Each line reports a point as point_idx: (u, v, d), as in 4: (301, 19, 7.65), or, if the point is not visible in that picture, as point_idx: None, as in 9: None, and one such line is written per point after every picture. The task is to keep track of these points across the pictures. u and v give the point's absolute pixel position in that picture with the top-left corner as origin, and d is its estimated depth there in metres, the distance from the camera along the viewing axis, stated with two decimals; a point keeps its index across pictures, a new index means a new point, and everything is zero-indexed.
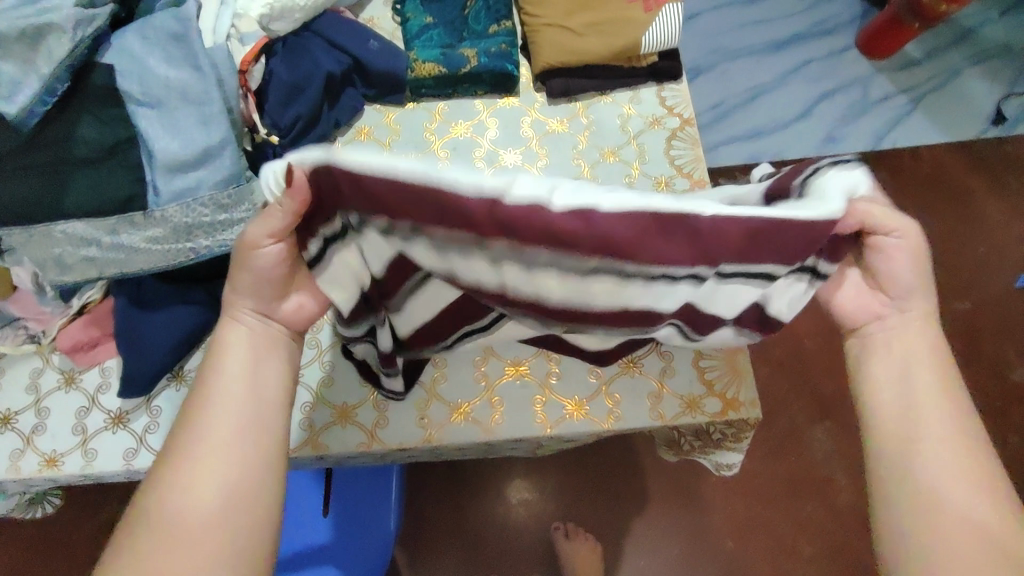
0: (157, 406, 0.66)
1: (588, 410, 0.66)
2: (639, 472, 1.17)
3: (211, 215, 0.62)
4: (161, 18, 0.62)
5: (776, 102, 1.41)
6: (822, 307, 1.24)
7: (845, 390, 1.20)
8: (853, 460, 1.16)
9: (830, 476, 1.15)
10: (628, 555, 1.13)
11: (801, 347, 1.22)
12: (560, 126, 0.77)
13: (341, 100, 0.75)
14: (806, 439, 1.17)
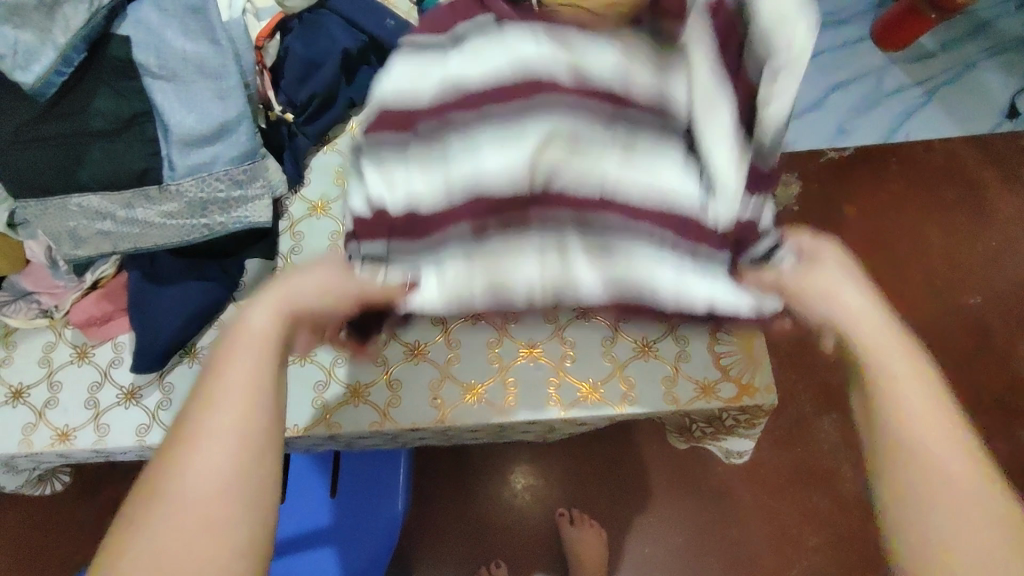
0: (170, 382, 0.66)
1: (602, 393, 0.65)
2: (646, 463, 1.17)
3: (226, 190, 0.63)
4: None
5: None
6: None
7: None
8: (857, 451, 1.16)
9: (836, 468, 1.15)
10: (632, 545, 1.14)
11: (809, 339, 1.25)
12: None
13: (357, 78, 0.75)
14: (811, 431, 1.17)
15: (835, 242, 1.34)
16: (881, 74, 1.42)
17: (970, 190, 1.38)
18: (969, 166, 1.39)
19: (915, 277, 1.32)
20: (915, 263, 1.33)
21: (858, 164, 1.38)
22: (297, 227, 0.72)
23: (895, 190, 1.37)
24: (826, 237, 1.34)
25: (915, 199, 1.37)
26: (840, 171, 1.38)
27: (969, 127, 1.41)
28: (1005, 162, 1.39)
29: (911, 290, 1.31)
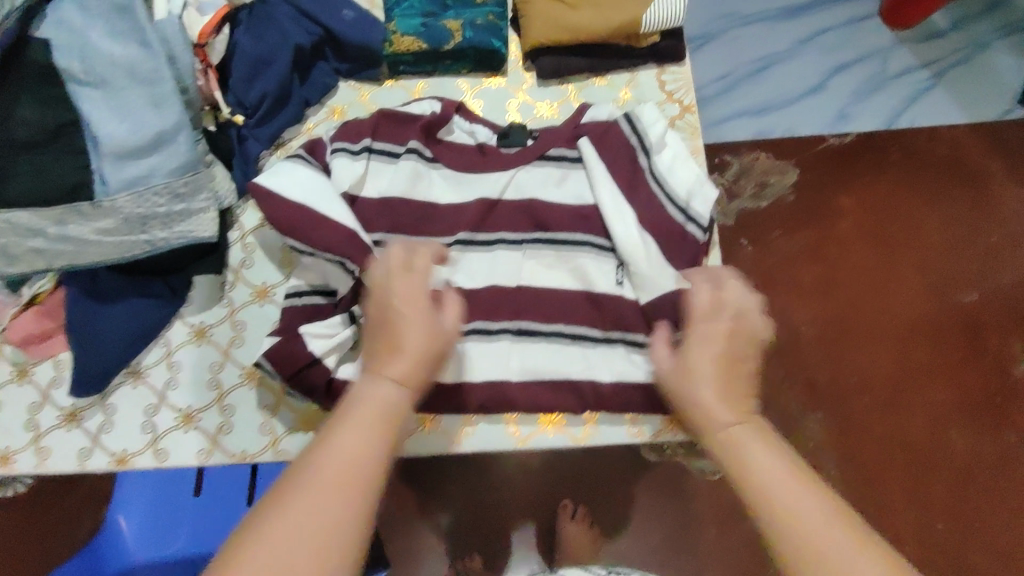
0: (112, 404, 0.63)
1: (564, 422, 0.62)
2: (629, 458, 1.15)
3: (167, 204, 0.58)
4: None
5: (786, 75, 1.33)
6: (820, 296, 1.27)
7: (839, 381, 1.24)
8: (844, 450, 1.22)
9: (818, 462, 1.21)
10: (610, 541, 1.12)
11: (799, 335, 1.26)
12: (550, 113, 0.71)
13: (312, 75, 0.70)
14: (800, 427, 1.22)
15: (828, 236, 1.30)
16: (887, 55, 1.34)
17: (972, 180, 1.33)
18: (974, 156, 1.33)
19: (911, 270, 1.29)
20: (910, 255, 1.30)
21: (857, 153, 1.33)
22: (248, 239, 0.67)
23: (890, 185, 1.32)
24: (819, 229, 1.31)
25: (912, 194, 1.32)
26: (839, 161, 1.33)
27: (976, 113, 1.34)
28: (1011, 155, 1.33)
29: (907, 287, 1.28)
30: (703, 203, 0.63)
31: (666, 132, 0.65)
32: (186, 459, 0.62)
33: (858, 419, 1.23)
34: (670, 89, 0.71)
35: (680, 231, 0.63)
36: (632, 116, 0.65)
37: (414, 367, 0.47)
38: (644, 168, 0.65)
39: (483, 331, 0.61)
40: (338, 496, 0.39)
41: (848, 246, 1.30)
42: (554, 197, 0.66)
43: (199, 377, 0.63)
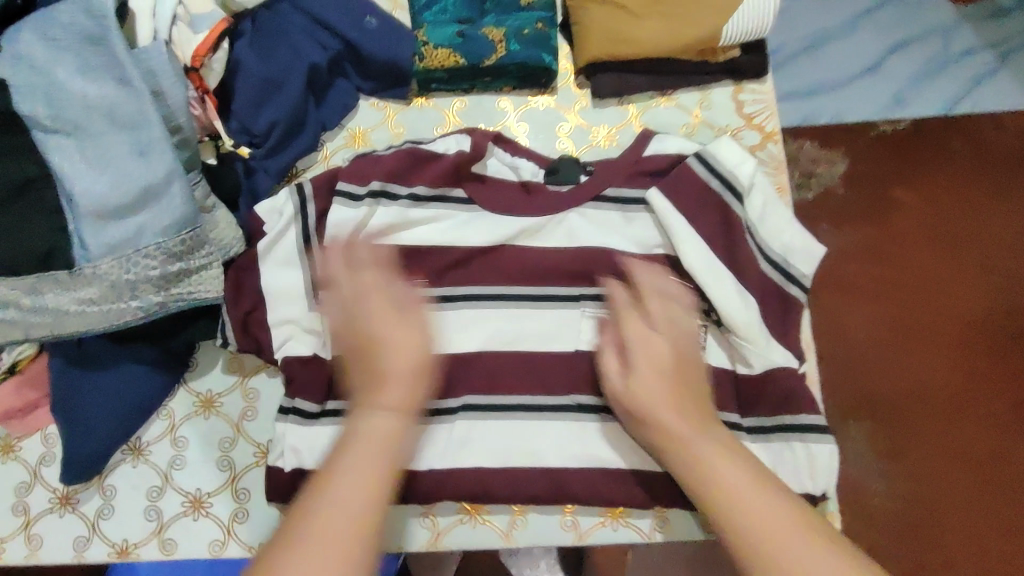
0: (111, 486, 0.55)
1: (626, 514, 0.55)
2: None
3: (161, 266, 0.49)
4: (70, 13, 0.46)
5: (846, 49, 1.02)
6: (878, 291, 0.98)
7: (899, 393, 0.96)
8: (903, 470, 0.94)
9: (866, 484, 0.94)
10: None
11: (850, 335, 0.97)
12: (608, 139, 0.60)
13: (329, 96, 0.60)
14: (846, 447, 0.94)
15: (888, 232, 1.00)
16: None
17: None
18: None
19: (989, 270, 0.99)
20: (987, 247, 1.00)
21: (915, 137, 1.01)
22: None
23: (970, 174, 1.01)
24: (878, 224, 1.00)
25: (998, 185, 1.01)
26: (905, 145, 1.01)
27: None
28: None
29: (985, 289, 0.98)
30: (807, 262, 0.54)
31: (754, 172, 0.55)
32: (197, 550, 0.54)
33: (922, 438, 0.94)
34: (749, 113, 0.60)
35: (780, 295, 0.54)
36: (707, 155, 0.55)
37: (412, 395, 0.44)
38: (738, 216, 0.54)
39: (532, 408, 0.54)
40: (341, 560, 0.36)
41: (911, 238, 1.00)
42: (615, 245, 0.56)
43: (209, 455, 0.56)
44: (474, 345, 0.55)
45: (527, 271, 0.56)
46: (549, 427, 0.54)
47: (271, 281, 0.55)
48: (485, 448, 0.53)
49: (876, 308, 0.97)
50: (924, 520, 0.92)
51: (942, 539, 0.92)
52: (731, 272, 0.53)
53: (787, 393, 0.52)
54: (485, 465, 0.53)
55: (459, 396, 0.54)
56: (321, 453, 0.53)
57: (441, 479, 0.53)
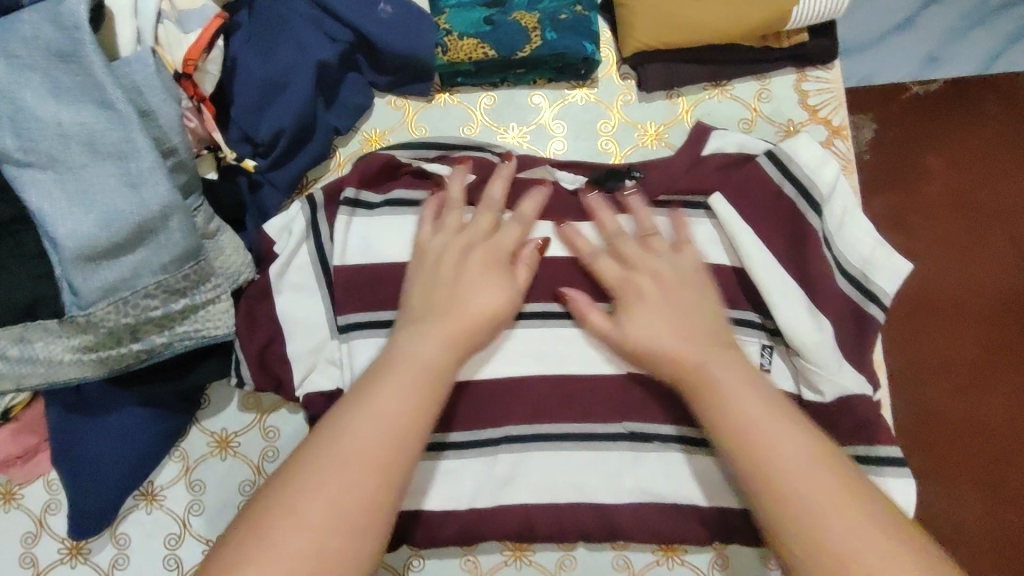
0: (124, 535, 0.51)
1: (684, 550, 0.51)
2: None
3: (162, 305, 0.44)
4: (33, 25, 0.40)
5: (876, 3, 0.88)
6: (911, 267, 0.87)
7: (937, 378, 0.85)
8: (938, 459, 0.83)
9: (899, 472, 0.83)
10: None
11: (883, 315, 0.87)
12: (655, 138, 0.54)
13: (340, 94, 0.53)
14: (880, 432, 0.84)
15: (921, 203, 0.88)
16: None
17: None
18: None
19: None
20: None
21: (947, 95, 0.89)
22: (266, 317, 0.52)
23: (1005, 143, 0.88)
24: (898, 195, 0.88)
25: None
26: (930, 112, 0.89)
27: None
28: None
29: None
30: (895, 278, 0.48)
31: (836, 176, 0.49)
32: None
33: (960, 427, 0.84)
34: (813, 104, 0.54)
35: (857, 315, 0.48)
36: (781, 153, 0.49)
37: (473, 328, 0.41)
38: (814, 228, 0.48)
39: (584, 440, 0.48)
40: (355, 461, 0.34)
41: (949, 207, 0.88)
42: None
43: (228, 500, 0.51)
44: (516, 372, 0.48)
45: (573, 282, 0.49)
46: (601, 463, 0.48)
47: (286, 310, 0.50)
48: (532, 486, 0.48)
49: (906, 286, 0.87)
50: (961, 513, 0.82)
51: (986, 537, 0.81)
52: (799, 286, 0.47)
53: (863, 421, 0.46)
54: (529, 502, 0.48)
55: (498, 425, 0.48)
56: None
57: (484, 526, 0.48)
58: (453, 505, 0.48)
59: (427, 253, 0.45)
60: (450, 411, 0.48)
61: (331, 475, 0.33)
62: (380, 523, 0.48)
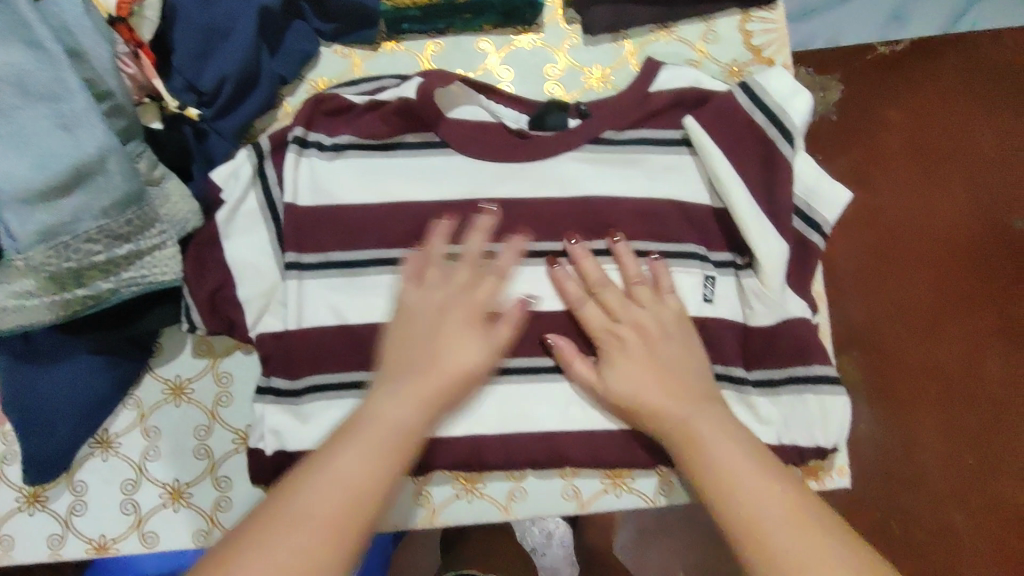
0: (81, 481, 0.52)
1: (630, 479, 0.53)
2: None
3: (105, 250, 0.44)
4: None
5: None
6: (891, 239, 0.78)
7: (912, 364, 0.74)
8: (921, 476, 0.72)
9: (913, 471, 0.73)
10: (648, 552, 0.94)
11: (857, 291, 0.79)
12: (602, 80, 0.54)
13: (285, 40, 0.53)
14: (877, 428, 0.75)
15: (911, 153, 0.80)
16: None
17: None
18: None
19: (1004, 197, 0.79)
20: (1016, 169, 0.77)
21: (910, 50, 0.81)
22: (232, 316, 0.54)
23: (987, 96, 0.76)
24: (843, 155, 0.81)
25: None
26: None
27: None
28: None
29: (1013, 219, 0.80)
30: (832, 207, 0.50)
31: (804, 105, 0.50)
32: (179, 543, 0.52)
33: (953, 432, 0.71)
34: (757, 45, 0.54)
35: (799, 241, 0.51)
36: (750, 86, 0.50)
37: (445, 385, 0.43)
38: (784, 156, 0.49)
39: (530, 372, 0.50)
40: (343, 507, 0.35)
41: (897, 167, 0.79)
42: (615, 194, 0.51)
43: (184, 444, 0.52)
44: None
45: (517, 224, 0.51)
46: (547, 397, 0.50)
47: (235, 254, 0.50)
48: (481, 420, 0.49)
49: (868, 252, 0.79)
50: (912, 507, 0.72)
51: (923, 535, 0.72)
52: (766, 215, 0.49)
53: (800, 345, 0.50)
54: (478, 436, 0.49)
55: None
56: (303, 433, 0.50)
57: (434, 457, 0.50)
58: None
59: (405, 311, 0.46)
60: None
61: (306, 525, 0.34)
62: None
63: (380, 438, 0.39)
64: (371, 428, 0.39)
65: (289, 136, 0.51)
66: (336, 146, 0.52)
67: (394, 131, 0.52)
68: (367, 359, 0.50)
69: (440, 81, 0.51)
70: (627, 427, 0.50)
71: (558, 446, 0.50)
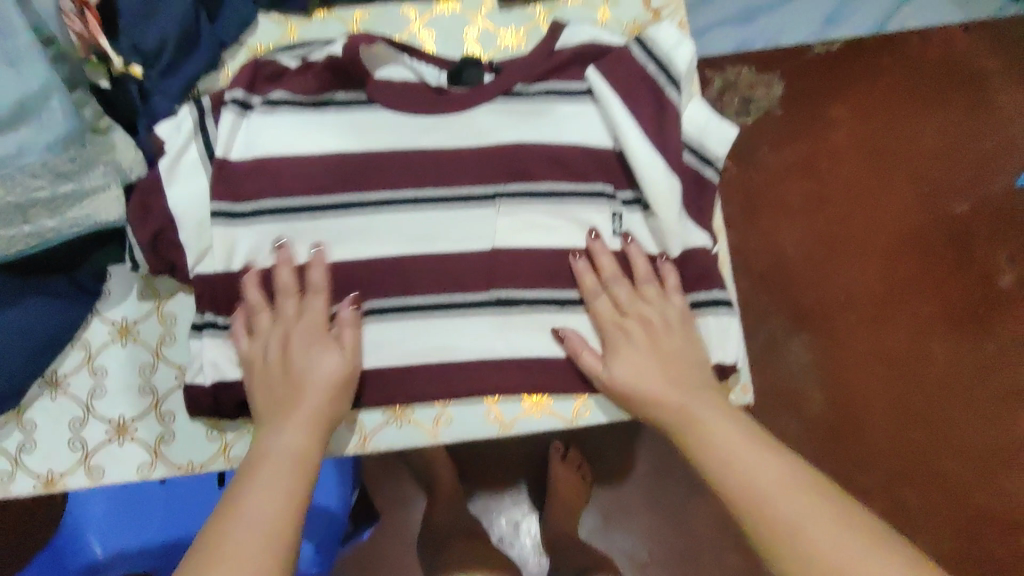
0: (30, 421, 0.54)
1: (551, 404, 0.57)
2: (634, 466, 0.95)
3: (49, 185, 0.49)
4: None
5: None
6: (807, 212, 0.99)
7: (828, 302, 0.97)
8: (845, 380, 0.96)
9: (802, 389, 0.96)
10: (610, 532, 0.94)
11: (785, 257, 0.98)
12: (517, 40, 0.60)
13: (224, 8, 0.58)
14: (778, 353, 0.96)
15: (819, 149, 1.00)
16: None
17: (968, 85, 1.01)
18: (971, 55, 1.01)
19: (902, 180, 1.00)
20: (898, 160, 1.00)
21: (848, 60, 1.00)
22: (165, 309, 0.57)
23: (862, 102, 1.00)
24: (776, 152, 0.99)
25: (923, 104, 1.01)
26: (830, 70, 1.00)
27: None
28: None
29: (903, 198, 0.99)
30: (721, 144, 0.56)
31: (686, 51, 0.55)
32: (124, 475, 0.54)
33: (848, 348, 0.97)
34: (656, 7, 0.60)
35: (695, 178, 0.56)
36: (644, 39, 0.55)
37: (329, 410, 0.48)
38: (673, 102, 0.55)
39: (453, 306, 0.54)
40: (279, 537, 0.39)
41: (816, 156, 1.00)
42: (529, 140, 0.56)
43: (129, 383, 0.55)
44: (390, 247, 0.55)
45: (440, 172, 0.55)
46: (470, 326, 0.54)
47: (179, 207, 0.53)
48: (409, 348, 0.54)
49: (805, 222, 0.98)
50: (849, 410, 0.96)
51: (851, 431, 0.96)
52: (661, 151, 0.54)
53: (702, 271, 0.55)
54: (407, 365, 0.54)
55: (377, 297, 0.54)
56: (242, 367, 0.53)
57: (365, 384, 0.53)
58: None
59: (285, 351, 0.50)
60: (334, 281, 0.54)
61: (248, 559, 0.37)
62: None
63: (280, 465, 0.44)
64: (261, 474, 0.43)
65: (228, 97, 0.54)
66: (269, 102, 0.54)
67: (325, 87, 0.55)
68: (302, 297, 0.54)
69: (364, 40, 0.54)
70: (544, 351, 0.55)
71: (481, 368, 0.54)
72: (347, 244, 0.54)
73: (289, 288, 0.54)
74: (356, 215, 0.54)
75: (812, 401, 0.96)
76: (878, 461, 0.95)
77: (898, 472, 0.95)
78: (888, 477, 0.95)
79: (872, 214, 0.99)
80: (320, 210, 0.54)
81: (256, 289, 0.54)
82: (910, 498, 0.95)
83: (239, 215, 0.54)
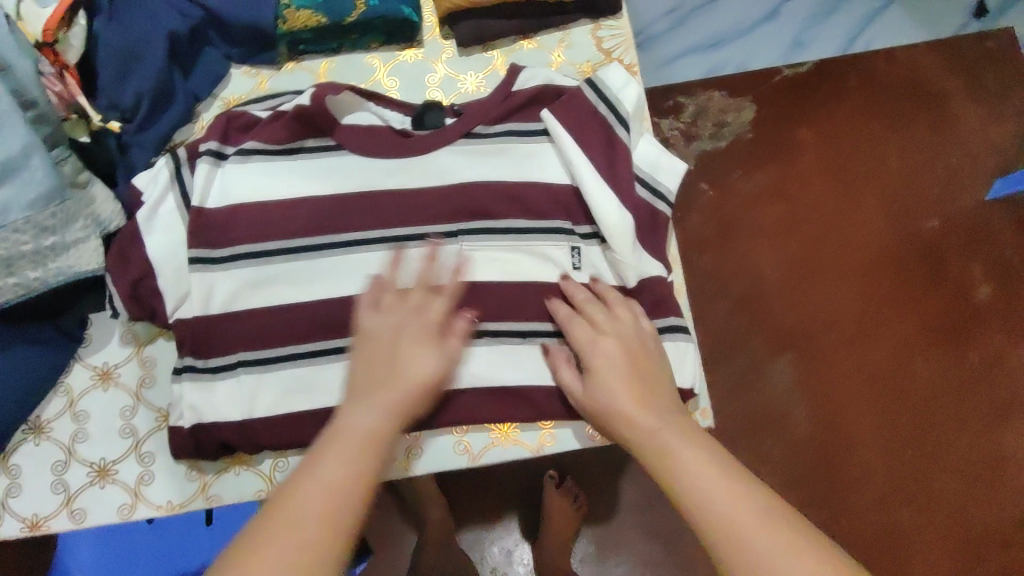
0: (15, 466, 0.56)
1: (518, 433, 0.58)
2: (621, 489, 0.96)
3: (33, 241, 0.52)
4: None
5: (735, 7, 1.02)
6: (781, 235, 1.01)
7: (807, 322, 0.99)
8: (827, 398, 0.98)
9: (787, 409, 0.97)
10: (598, 556, 0.95)
11: (763, 280, 1.00)
12: (478, 86, 0.63)
13: (198, 63, 0.61)
14: (763, 375, 0.98)
15: (790, 173, 1.02)
16: None
17: (930, 103, 1.04)
18: (931, 74, 1.04)
19: (872, 199, 1.02)
20: (867, 180, 1.03)
21: (812, 84, 1.03)
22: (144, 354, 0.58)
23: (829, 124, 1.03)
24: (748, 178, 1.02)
25: (891, 125, 1.04)
26: (795, 94, 1.03)
27: None
28: (992, 102, 1.04)
29: (875, 217, 1.02)
30: (670, 177, 0.59)
31: (633, 93, 0.59)
32: (106, 517, 0.56)
33: (830, 366, 0.99)
34: (608, 48, 0.63)
35: (648, 209, 0.59)
36: (596, 82, 0.58)
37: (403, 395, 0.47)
38: (622, 140, 0.58)
39: None
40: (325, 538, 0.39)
41: (786, 177, 1.02)
42: (489, 180, 0.58)
43: (110, 426, 0.57)
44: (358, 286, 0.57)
45: (405, 213, 0.58)
46: None
47: (156, 253, 0.55)
48: None
49: (780, 245, 1.01)
50: (836, 429, 0.97)
51: (839, 450, 0.97)
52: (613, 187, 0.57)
53: (658, 298, 0.57)
54: None
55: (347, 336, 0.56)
56: (219, 408, 0.55)
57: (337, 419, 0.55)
58: (312, 407, 0.55)
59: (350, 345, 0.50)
60: (305, 322, 0.56)
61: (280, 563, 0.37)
62: (249, 428, 0.55)
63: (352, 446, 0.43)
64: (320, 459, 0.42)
65: (204, 149, 0.56)
66: (241, 152, 0.57)
67: (294, 136, 0.58)
68: (275, 338, 0.56)
69: (330, 90, 0.57)
70: (512, 381, 0.56)
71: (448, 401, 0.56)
72: (317, 285, 0.57)
73: (262, 330, 0.56)
74: (325, 257, 0.57)
75: (798, 420, 0.97)
76: (867, 478, 0.97)
77: (889, 488, 0.97)
78: (878, 493, 0.96)
79: (845, 233, 1.02)
80: (292, 253, 0.57)
81: (232, 332, 0.55)
82: (902, 512, 0.96)
83: (215, 261, 0.56)
